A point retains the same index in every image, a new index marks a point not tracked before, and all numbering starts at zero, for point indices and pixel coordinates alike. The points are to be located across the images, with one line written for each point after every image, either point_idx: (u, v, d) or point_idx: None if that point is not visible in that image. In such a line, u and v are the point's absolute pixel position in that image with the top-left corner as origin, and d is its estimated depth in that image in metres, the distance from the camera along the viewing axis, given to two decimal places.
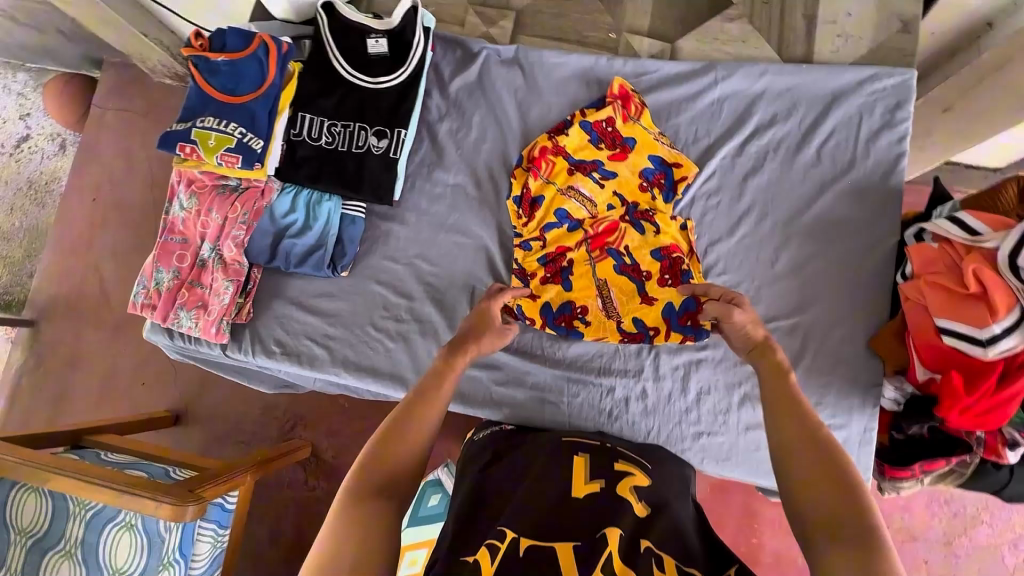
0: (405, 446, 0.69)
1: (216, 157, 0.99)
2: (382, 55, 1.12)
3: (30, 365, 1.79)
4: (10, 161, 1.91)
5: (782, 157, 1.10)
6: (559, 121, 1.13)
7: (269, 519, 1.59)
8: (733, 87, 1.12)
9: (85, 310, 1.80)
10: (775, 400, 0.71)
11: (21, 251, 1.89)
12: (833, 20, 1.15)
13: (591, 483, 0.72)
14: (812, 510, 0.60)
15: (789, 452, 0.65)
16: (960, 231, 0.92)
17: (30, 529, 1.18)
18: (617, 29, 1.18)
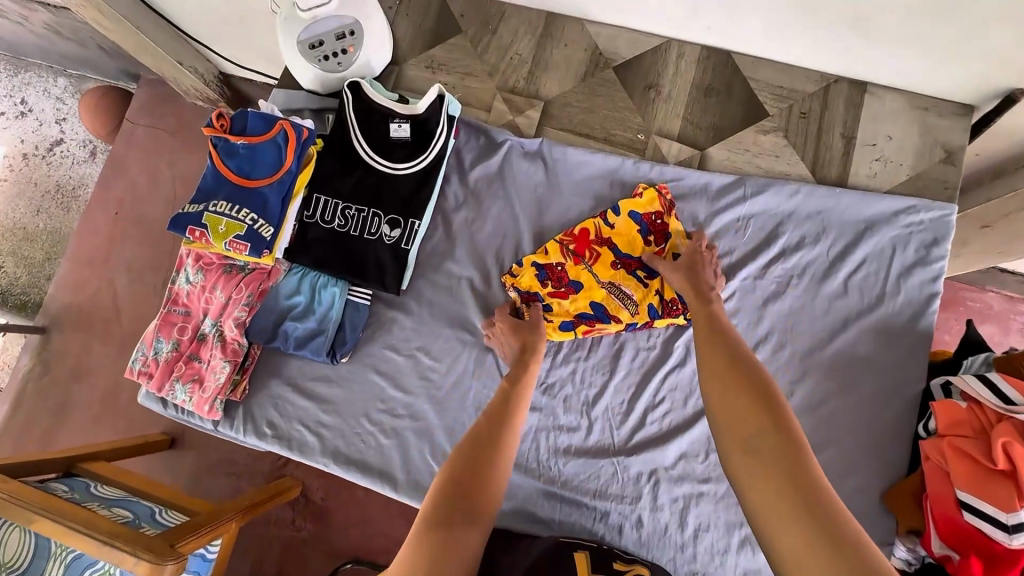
0: (484, 473, 0.69)
1: (225, 243, 0.98)
2: (404, 140, 1.10)
3: (36, 372, 1.77)
4: (42, 163, 1.96)
5: (806, 284, 1.05)
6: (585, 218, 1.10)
7: (251, 556, 1.54)
8: (761, 205, 1.08)
9: (96, 322, 1.79)
10: (705, 340, 0.78)
11: (41, 252, 1.91)
12: (872, 143, 1.10)
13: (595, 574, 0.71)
14: (729, 423, 0.64)
15: (715, 373, 0.71)
16: (994, 397, 0.87)
17: (10, 563, 1.15)
18: (646, 131, 1.15)
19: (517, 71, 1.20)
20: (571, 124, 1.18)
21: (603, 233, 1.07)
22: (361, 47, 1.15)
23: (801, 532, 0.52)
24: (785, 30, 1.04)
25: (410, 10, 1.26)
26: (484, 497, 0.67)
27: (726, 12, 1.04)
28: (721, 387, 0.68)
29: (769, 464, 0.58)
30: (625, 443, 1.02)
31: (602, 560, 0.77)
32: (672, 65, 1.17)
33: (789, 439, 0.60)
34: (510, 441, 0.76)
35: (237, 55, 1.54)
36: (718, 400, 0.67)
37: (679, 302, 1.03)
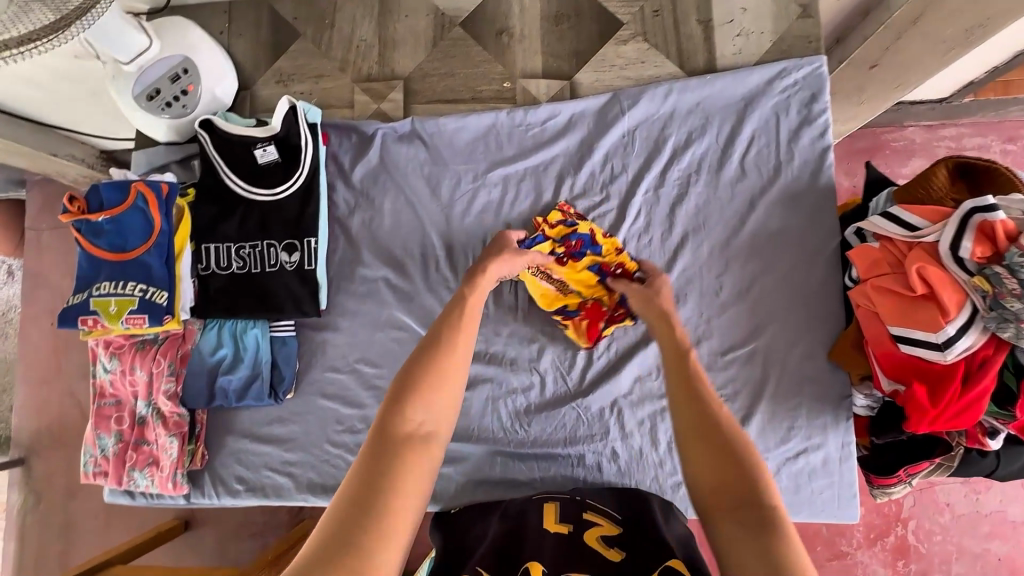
0: (434, 385, 0.64)
1: (122, 322, 0.95)
2: (274, 163, 1.06)
3: (29, 504, 1.72)
4: None
5: (705, 178, 1.05)
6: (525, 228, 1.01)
7: None
8: (642, 114, 1.07)
9: (72, 435, 1.75)
10: (677, 382, 0.73)
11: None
12: (729, 20, 1.08)
13: (562, 524, 0.75)
14: (710, 490, 0.61)
15: (693, 429, 0.66)
16: (900, 228, 0.88)
17: None
18: (511, 77, 1.12)
19: (368, 58, 1.16)
20: (437, 94, 1.14)
21: (558, 246, 0.99)
22: (201, 83, 1.10)
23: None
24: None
25: (242, 29, 1.20)
26: (440, 408, 0.63)
27: None
28: (700, 445, 0.65)
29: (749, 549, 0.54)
30: (579, 384, 1.03)
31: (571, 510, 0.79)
32: (516, 3, 1.13)
33: (774, 520, 0.56)
34: (462, 350, 0.69)
35: (116, 134, 1.43)
36: (697, 461, 0.64)
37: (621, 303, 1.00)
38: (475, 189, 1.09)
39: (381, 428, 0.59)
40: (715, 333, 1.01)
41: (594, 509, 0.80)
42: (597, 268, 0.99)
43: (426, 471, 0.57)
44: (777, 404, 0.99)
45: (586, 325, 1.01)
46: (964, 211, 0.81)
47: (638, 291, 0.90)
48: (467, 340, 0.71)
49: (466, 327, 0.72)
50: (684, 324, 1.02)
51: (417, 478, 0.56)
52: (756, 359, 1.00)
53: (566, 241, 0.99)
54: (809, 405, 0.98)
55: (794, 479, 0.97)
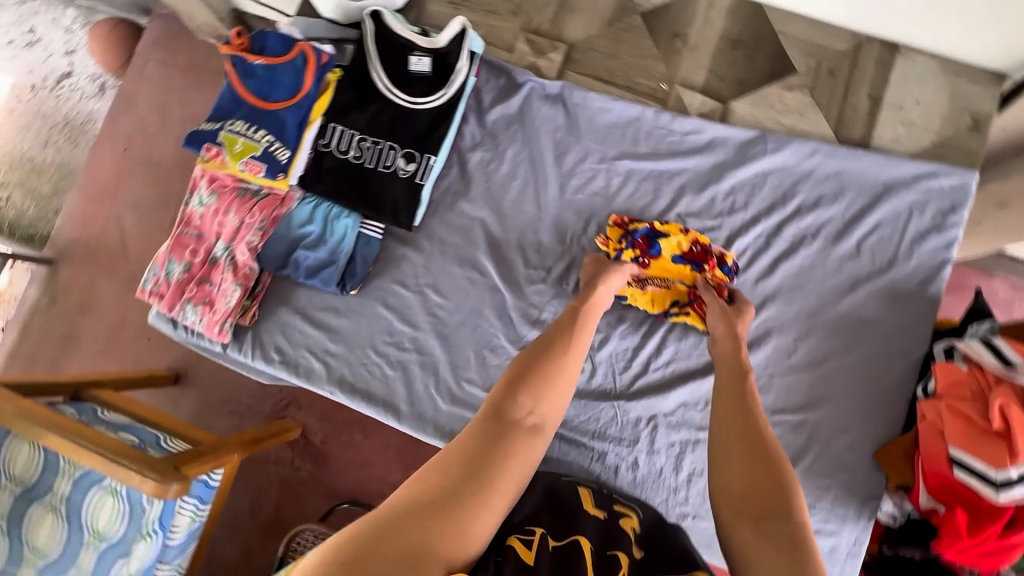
0: (546, 380, 0.69)
1: (240, 163, 1.00)
2: (424, 74, 1.09)
3: (43, 304, 1.66)
4: (48, 95, 1.72)
5: (819, 244, 1.05)
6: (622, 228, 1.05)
7: (249, 492, 1.50)
8: (781, 162, 1.07)
9: (105, 260, 1.65)
10: (729, 400, 0.76)
11: (47, 185, 1.72)
12: (899, 106, 1.08)
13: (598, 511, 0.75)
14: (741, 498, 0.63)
15: (730, 437, 0.70)
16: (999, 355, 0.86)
17: (20, 478, 1.20)
18: (670, 80, 1.13)
19: (543, 12, 1.17)
20: (594, 70, 1.15)
21: (630, 251, 1.02)
22: None
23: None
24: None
25: None
26: (548, 408, 0.66)
27: None
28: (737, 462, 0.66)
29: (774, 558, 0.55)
30: (626, 388, 1.04)
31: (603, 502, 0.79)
32: (701, 15, 1.14)
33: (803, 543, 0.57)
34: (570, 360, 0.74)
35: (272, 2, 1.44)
36: (731, 472, 0.66)
37: (725, 273, 1.01)
38: (597, 171, 1.10)
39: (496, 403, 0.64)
40: (772, 391, 1.02)
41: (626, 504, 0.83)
42: (677, 252, 1.03)
43: (530, 454, 0.61)
44: (807, 480, 0.99)
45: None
46: None
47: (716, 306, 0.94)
48: (577, 351, 0.76)
49: (576, 338, 0.77)
50: None
51: (521, 461, 0.60)
52: (803, 430, 1.00)
53: (634, 242, 1.02)
54: (837, 492, 0.98)
55: None
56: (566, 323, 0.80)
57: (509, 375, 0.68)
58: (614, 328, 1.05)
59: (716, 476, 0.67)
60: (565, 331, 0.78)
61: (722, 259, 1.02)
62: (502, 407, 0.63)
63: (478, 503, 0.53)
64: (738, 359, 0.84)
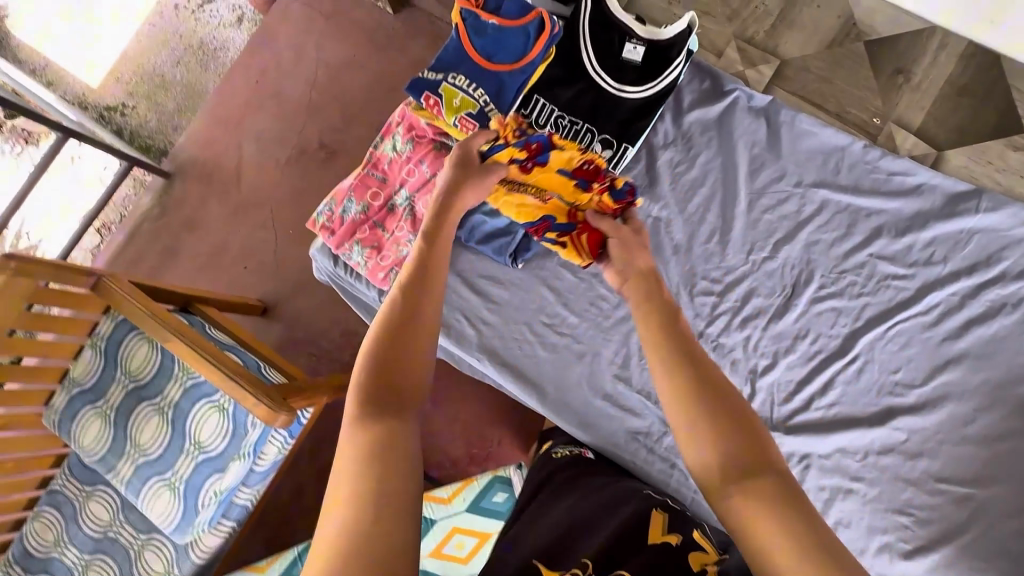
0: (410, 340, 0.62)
1: (455, 118, 0.99)
2: (636, 64, 1.06)
3: (154, 213, 1.64)
4: (190, 17, 1.70)
5: (1020, 315, 0.99)
6: (541, 144, 0.88)
7: (318, 438, 1.47)
8: (992, 223, 1.01)
9: (216, 180, 1.62)
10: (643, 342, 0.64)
11: (173, 103, 1.69)
12: None
13: (668, 535, 0.66)
14: (702, 450, 0.54)
15: (661, 379, 0.59)
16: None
17: (134, 373, 1.17)
18: (883, 116, 1.09)
19: (761, 22, 1.14)
20: (803, 90, 1.13)
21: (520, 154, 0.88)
22: None
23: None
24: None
25: None
26: (413, 371, 0.61)
27: None
28: (692, 412, 0.55)
29: (773, 550, 0.47)
30: (783, 420, 1.00)
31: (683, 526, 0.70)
32: (930, 55, 1.09)
33: (804, 518, 0.48)
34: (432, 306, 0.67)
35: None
36: (675, 416, 0.57)
37: (614, 194, 0.90)
38: (790, 194, 1.07)
39: (366, 392, 0.57)
40: (939, 457, 0.97)
41: (704, 533, 0.71)
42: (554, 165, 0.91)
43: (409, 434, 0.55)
44: (962, 558, 0.94)
45: (585, 236, 0.93)
46: None
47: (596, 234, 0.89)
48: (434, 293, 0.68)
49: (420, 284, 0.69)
50: (916, 434, 0.98)
51: (408, 447, 0.54)
52: (965, 504, 0.95)
53: (526, 144, 0.88)
54: None
55: None
56: (421, 260, 0.74)
57: (373, 347, 0.62)
58: (783, 357, 1.02)
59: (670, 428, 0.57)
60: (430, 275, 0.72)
61: (614, 183, 0.89)
62: (375, 377, 0.59)
63: (385, 519, 0.48)
64: (647, 266, 0.78)
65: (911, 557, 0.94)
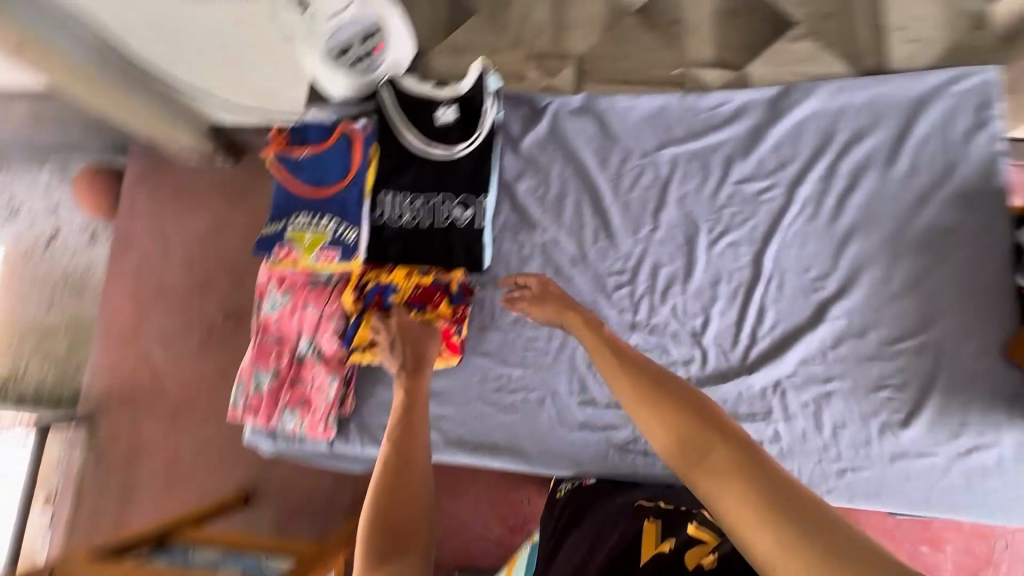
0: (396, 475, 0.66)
1: (314, 254, 1.02)
2: (454, 124, 1.10)
3: (90, 465, 1.35)
4: (38, 253, 1.52)
5: (875, 172, 1.07)
6: (384, 291, 1.05)
7: None
8: (812, 109, 1.10)
9: (142, 400, 1.37)
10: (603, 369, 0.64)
11: (64, 344, 1.48)
12: (902, 27, 1.13)
13: (664, 542, 0.66)
14: (662, 446, 0.52)
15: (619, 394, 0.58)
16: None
17: None
18: (682, 65, 1.17)
19: (541, 36, 1.22)
20: (607, 75, 1.19)
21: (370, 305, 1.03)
22: (388, 45, 1.16)
23: (764, 540, 0.42)
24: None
25: (423, 6, 1.26)
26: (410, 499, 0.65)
27: None
28: (648, 417, 0.53)
29: (747, 514, 0.43)
30: (742, 362, 1.03)
31: (675, 525, 0.70)
32: (690, 0, 1.19)
33: (774, 480, 0.44)
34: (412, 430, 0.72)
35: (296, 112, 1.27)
36: (642, 422, 0.54)
37: (456, 296, 1.05)
38: (642, 166, 1.12)
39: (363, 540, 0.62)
40: (883, 323, 1.02)
41: (700, 519, 0.70)
42: (404, 298, 1.04)
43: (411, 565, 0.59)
44: (949, 400, 0.98)
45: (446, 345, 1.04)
46: None
47: (539, 300, 0.90)
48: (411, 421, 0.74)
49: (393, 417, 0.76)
50: (855, 314, 1.03)
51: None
52: (925, 353, 1.00)
53: (371, 300, 1.04)
54: (981, 403, 0.97)
55: (965, 477, 0.96)
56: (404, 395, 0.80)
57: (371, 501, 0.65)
58: (713, 307, 1.05)
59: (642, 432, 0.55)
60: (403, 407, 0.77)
61: (455, 285, 1.05)
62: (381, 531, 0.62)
63: None
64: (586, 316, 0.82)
65: (909, 423, 0.98)
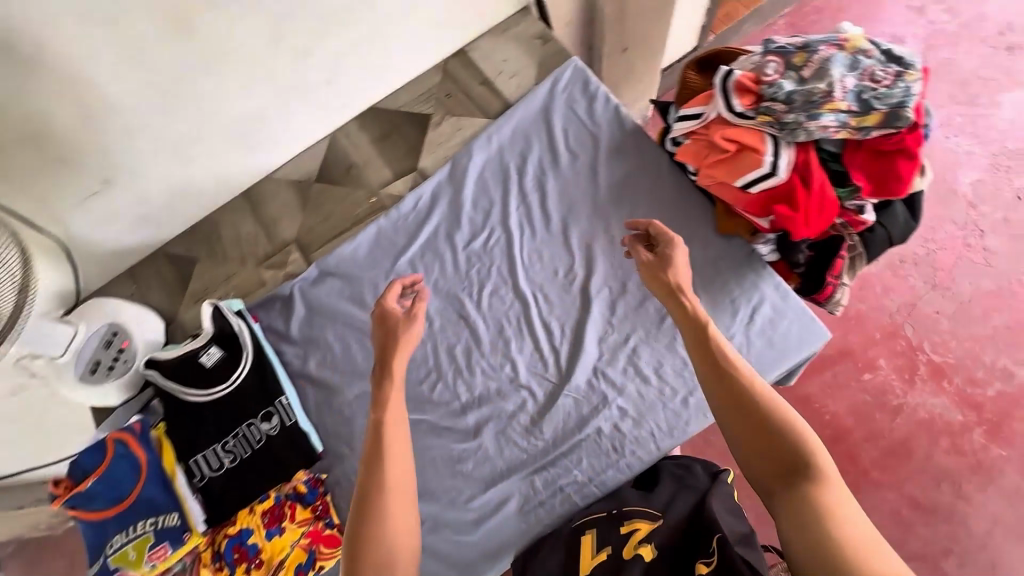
0: (374, 547, 0.75)
1: (148, 561, 1.06)
2: (222, 361, 1.17)
3: None
4: None
5: (551, 173, 1.27)
6: (239, 541, 1.07)
7: None
8: (481, 161, 1.31)
9: None
10: (711, 378, 0.85)
11: None
12: (500, 71, 1.39)
13: (599, 554, 0.86)
14: (753, 451, 0.77)
15: (732, 406, 0.80)
16: (724, 107, 1.07)
17: None
18: (374, 192, 1.34)
19: (258, 243, 1.35)
20: (325, 237, 1.33)
21: (235, 563, 1.06)
22: (133, 335, 1.24)
23: (808, 531, 0.67)
24: (387, 59, 1.32)
25: (151, 281, 1.36)
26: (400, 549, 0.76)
27: (335, 59, 1.23)
28: (755, 433, 0.77)
29: (817, 527, 0.67)
30: (560, 373, 1.12)
31: (608, 533, 0.89)
32: (350, 146, 1.39)
33: (826, 503, 0.69)
34: (402, 482, 0.81)
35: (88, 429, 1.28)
36: (736, 429, 0.79)
37: (303, 497, 1.10)
38: (392, 283, 1.25)
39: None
40: (633, 270, 1.17)
41: (643, 516, 0.88)
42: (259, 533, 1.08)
43: None
44: (712, 290, 1.13)
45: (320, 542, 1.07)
46: (722, 80, 1.06)
47: (652, 263, 1.00)
48: (396, 472, 0.81)
49: (382, 497, 0.79)
50: (610, 278, 1.17)
51: None
52: None
53: (233, 558, 1.07)
54: (733, 276, 1.13)
55: (764, 336, 1.08)
56: (374, 449, 0.83)
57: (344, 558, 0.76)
58: (510, 348, 1.16)
59: (737, 453, 0.79)
60: (374, 455, 0.82)
61: (296, 490, 1.11)
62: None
63: None
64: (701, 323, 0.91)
65: None
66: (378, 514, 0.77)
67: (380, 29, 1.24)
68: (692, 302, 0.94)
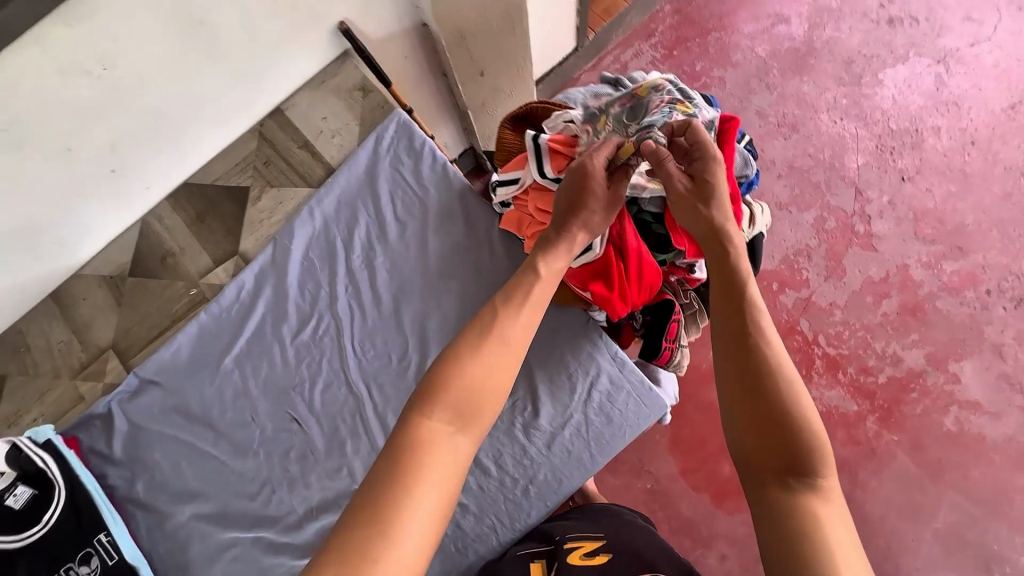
0: (470, 402, 0.68)
1: None
2: (34, 500, 1.04)
3: None
4: None
5: (381, 247, 1.18)
6: None
7: None
8: (304, 238, 1.19)
9: None
10: (728, 335, 0.74)
11: None
12: (319, 132, 1.30)
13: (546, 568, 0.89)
14: (748, 426, 0.68)
15: (739, 370, 0.70)
16: (535, 173, 0.98)
17: None
18: (192, 284, 1.26)
19: (71, 352, 1.22)
20: (145, 338, 1.24)
21: None
22: None
23: (799, 540, 0.58)
24: (184, 135, 1.16)
25: None
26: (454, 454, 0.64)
27: (112, 149, 1.06)
28: (764, 409, 0.67)
29: (803, 528, 0.59)
30: None
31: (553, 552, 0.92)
32: (162, 230, 1.25)
33: (823, 520, 0.60)
34: (498, 364, 0.72)
35: None
36: (740, 400, 0.69)
37: None
38: (220, 388, 1.15)
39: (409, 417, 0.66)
40: None
41: (584, 534, 0.94)
42: None
43: (437, 473, 0.62)
44: (549, 368, 1.06)
45: None
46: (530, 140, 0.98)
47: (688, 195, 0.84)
48: (500, 352, 0.72)
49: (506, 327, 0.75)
50: None
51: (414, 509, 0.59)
52: None
53: None
54: (568, 350, 1.06)
55: (601, 412, 1.04)
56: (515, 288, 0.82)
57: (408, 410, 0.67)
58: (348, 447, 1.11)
59: (731, 421, 0.70)
60: (505, 300, 0.79)
61: None
62: (453, 402, 0.67)
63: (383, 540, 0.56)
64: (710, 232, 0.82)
65: (538, 409, 1.05)
66: (489, 356, 0.72)
67: (160, 109, 1.07)
68: (736, 250, 0.80)
